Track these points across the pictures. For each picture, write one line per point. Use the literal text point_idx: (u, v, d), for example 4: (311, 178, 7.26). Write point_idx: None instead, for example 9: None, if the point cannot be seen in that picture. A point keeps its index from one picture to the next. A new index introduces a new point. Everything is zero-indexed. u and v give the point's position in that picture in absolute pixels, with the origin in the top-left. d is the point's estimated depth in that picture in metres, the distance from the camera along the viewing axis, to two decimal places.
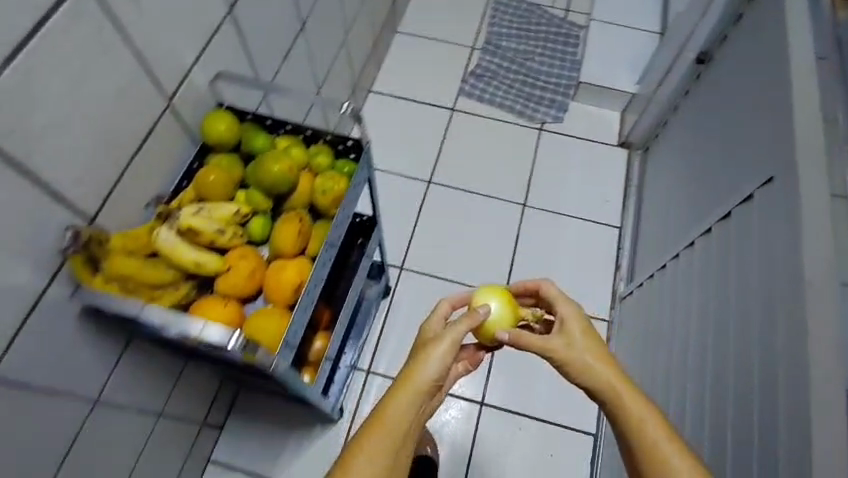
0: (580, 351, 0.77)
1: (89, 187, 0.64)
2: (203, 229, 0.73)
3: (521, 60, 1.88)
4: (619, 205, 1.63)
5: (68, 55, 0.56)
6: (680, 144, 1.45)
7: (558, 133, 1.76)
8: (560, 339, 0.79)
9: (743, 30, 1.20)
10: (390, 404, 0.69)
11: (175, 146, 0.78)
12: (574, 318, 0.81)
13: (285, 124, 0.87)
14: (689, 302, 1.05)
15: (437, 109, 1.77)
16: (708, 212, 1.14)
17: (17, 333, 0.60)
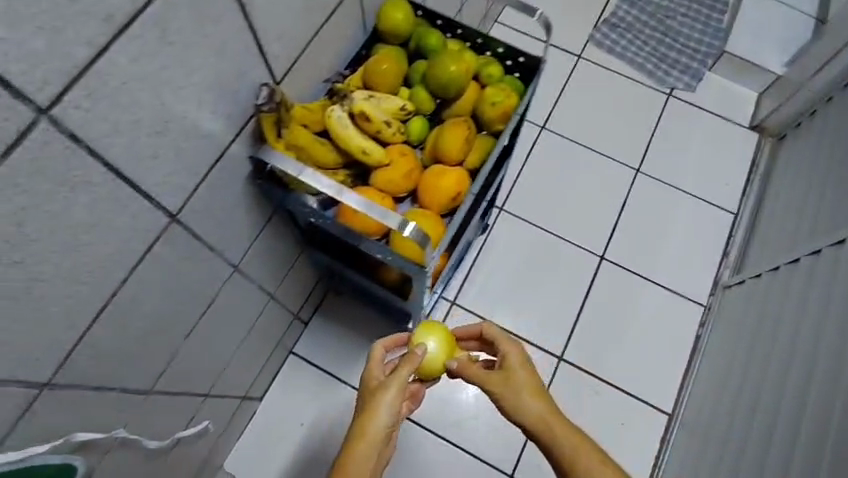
0: (522, 396, 0.76)
1: (283, 48, 0.61)
2: (373, 117, 0.70)
3: (662, 15, 1.70)
4: (739, 191, 1.52)
5: None
6: (831, 137, 1.29)
7: (688, 103, 1.62)
8: (504, 387, 0.77)
9: None
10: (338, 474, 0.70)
11: (351, 27, 0.75)
12: (511, 358, 0.79)
13: (457, 28, 0.82)
14: (824, 304, 0.97)
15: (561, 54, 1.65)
16: None
17: (201, 182, 0.59)
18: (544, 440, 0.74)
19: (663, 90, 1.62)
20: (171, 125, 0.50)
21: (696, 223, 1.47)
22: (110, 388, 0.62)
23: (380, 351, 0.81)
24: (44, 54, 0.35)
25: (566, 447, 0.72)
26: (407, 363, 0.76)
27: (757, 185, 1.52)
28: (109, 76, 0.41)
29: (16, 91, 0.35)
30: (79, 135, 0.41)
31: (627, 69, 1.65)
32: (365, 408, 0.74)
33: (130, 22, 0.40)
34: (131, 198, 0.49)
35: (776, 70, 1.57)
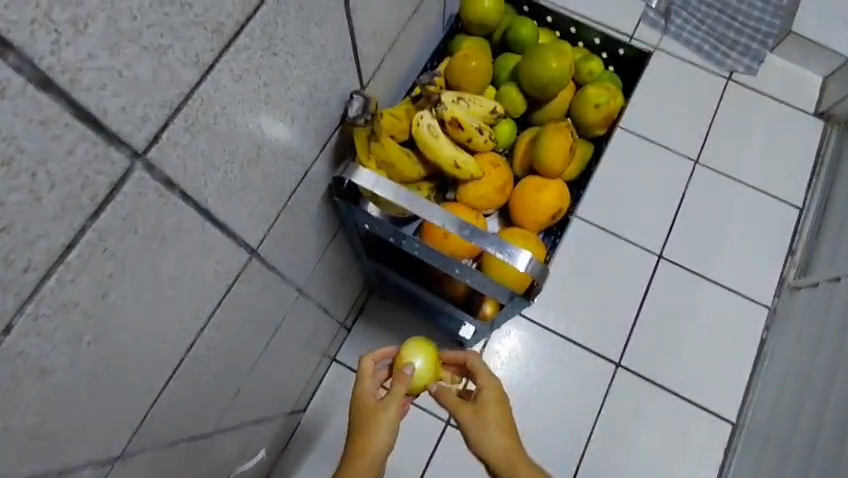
0: (494, 443, 0.64)
1: (372, 48, 0.52)
2: (465, 124, 0.61)
3: None
4: (805, 181, 1.40)
5: None
6: None
7: (749, 89, 1.45)
8: (479, 426, 0.65)
9: None
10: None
11: (432, 18, 0.65)
12: (493, 394, 0.68)
13: (548, 15, 0.71)
14: None
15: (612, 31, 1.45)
16: None
17: (282, 209, 0.50)
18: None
19: (723, 74, 1.45)
20: (264, 149, 0.42)
21: (761, 220, 1.35)
22: (177, 441, 0.54)
23: (372, 365, 0.68)
24: (148, 84, 0.27)
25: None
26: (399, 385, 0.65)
27: (824, 177, 1.38)
28: (210, 101, 0.32)
29: (113, 136, 0.26)
30: (175, 179, 0.32)
31: (684, 52, 1.47)
32: (361, 433, 0.63)
33: (237, 34, 0.32)
34: (218, 238, 0.41)
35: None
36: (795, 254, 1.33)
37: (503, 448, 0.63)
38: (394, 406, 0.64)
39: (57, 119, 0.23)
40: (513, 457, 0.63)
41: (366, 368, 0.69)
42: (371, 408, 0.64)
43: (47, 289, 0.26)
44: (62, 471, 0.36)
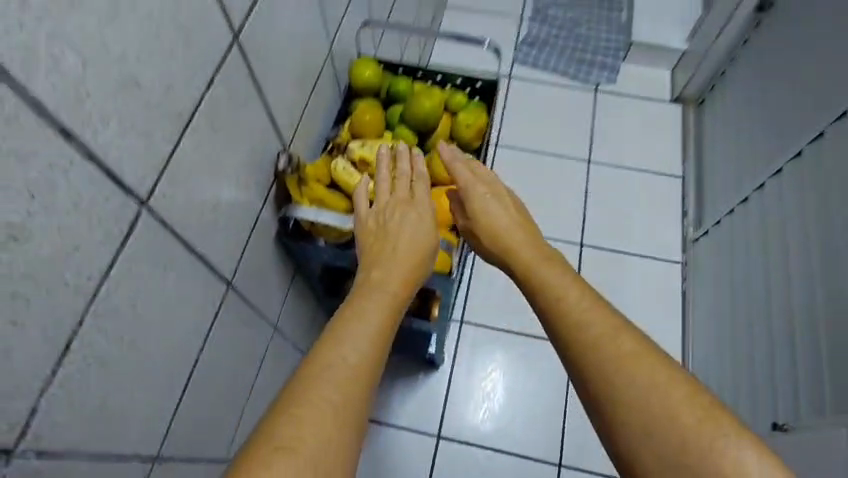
0: (523, 250, 0.67)
1: (288, 119, 0.71)
2: (372, 160, 0.78)
3: (572, 27, 1.94)
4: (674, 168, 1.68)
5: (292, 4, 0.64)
6: (737, 103, 1.49)
7: (545, 147, 1.69)
8: (503, 225, 0.70)
9: None
10: (358, 307, 0.54)
11: (329, 90, 0.85)
12: (489, 186, 0.73)
13: (416, 70, 0.94)
14: (766, 243, 1.15)
15: None
16: (775, 155, 1.22)
17: (244, 250, 0.66)
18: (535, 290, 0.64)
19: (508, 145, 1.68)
20: (220, 203, 0.58)
21: (657, 212, 1.60)
22: (197, 462, 0.65)
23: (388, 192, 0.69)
24: (144, 159, 0.43)
25: (603, 337, 0.56)
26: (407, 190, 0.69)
27: (691, 171, 1.65)
28: (181, 171, 0.49)
29: (128, 190, 0.42)
30: (166, 219, 0.48)
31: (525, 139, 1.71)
32: (396, 258, 0.62)
33: (197, 104, 0.50)
34: (201, 264, 0.56)
35: (684, 64, 1.79)
36: (686, 239, 1.55)
37: (522, 254, 0.67)
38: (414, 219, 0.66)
39: (105, 190, 0.39)
40: (540, 263, 0.65)
41: (361, 196, 0.67)
42: (386, 229, 0.66)
43: (105, 282, 0.42)
44: (120, 457, 0.49)
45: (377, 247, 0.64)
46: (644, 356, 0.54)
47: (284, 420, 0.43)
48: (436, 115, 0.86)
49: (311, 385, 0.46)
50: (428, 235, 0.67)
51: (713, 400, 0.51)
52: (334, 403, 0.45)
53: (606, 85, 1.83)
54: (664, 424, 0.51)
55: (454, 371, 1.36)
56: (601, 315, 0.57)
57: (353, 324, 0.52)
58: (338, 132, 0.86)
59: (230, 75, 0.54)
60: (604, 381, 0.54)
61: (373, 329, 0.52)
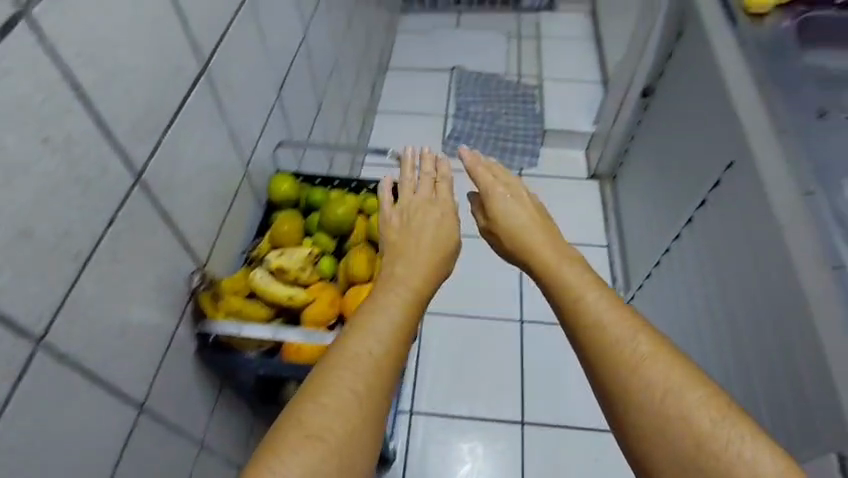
0: (545, 248, 0.82)
1: (202, 238, 0.77)
2: (289, 268, 0.84)
3: (492, 120, 2.15)
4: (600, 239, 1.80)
5: (195, 139, 0.72)
6: (640, 175, 1.64)
7: None
8: (522, 227, 0.88)
9: (676, 60, 1.41)
10: (387, 304, 0.68)
11: (248, 206, 0.92)
12: (512, 199, 0.91)
13: (333, 180, 1.02)
14: (680, 302, 1.24)
15: None
16: (673, 220, 1.33)
17: (157, 371, 0.68)
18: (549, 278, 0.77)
19: None
20: (128, 328, 0.61)
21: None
22: None
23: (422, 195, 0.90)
24: (35, 301, 0.47)
25: (620, 328, 0.66)
26: (434, 196, 0.90)
27: (616, 240, 1.77)
28: (79, 305, 0.53)
29: (18, 332, 0.45)
30: (63, 353, 0.51)
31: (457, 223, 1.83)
32: (418, 250, 0.80)
33: (97, 241, 0.54)
34: (106, 391, 0.58)
35: (594, 144, 1.97)
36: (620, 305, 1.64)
37: (544, 253, 0.82)
38: (437, 220, 0.86)
39: None
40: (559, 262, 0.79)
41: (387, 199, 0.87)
42: (408, 228, 0.85)
43: None
44: None
45: (405, 240, 0.83)
46: (660, 356, 0.62)
47: (320, 391, 0.58)
48: (350, 220, 0.93)
49: (341, 355, 0.61)
50: (446, 231, 0.86)
51: (729, 405, 0.59)
52: (360, 386, 0.59)
53: (529, 170, 1.99)
54: (673, 417, 0.58)
55: (407, 465, 1.33)
56: (619, 312, 0.68)
57: (377, 319, 0.66)
58: (259, 243, 0.91)
59: (131, 212, 0.60)
60: (614, 366, 0.64)
61: (396, 325, 0.66)
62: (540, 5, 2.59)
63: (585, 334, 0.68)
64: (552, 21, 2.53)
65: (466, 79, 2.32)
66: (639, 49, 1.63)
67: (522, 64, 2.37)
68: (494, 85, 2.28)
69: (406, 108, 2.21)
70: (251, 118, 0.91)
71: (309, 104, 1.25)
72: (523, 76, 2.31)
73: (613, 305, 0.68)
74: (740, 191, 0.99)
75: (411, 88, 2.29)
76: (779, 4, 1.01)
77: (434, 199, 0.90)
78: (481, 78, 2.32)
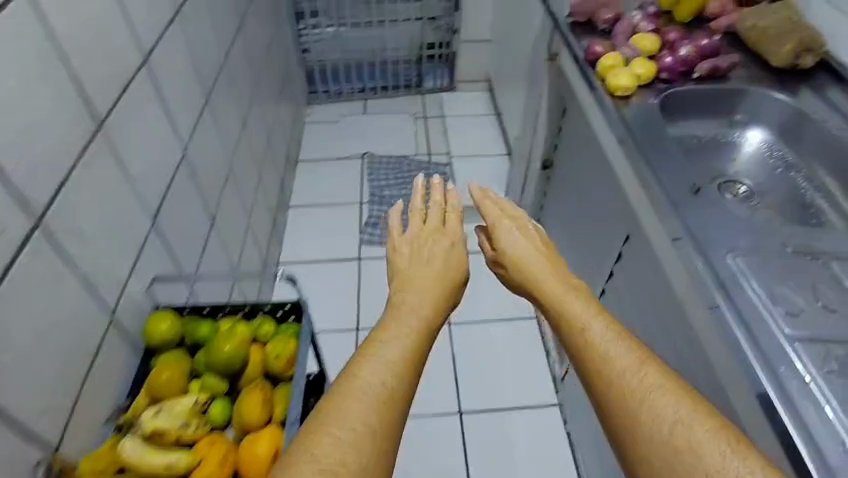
0: (551, 281, 0.78)
1: (50, 413, 0.66)
2: (165, 428, 0.73)
3: (407, 202, 2.15)
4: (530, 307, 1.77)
5: (29, 304, 0.63)
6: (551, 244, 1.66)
7: None
8: (526, 259, 0.83)
9: (565, 134, 1.47)
10: (398, 329, 0.62)
11: (120, 356, 0.82)
12: (523, 232, 0.88)
13: (223, 307, 0.94)
14: None
15: (339, 298, 1.81)
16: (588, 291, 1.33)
17: None
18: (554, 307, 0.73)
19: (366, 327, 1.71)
20: None
21: (524, 357, 1.64)
22: None
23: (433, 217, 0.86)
24: None
25: (630, 356, 0.61)
26: (445, 221, 0.86)
27: None
28: None
29: None
30: None
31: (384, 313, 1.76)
32: (427, 275, 0.75)
33: None
34: None
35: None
36: (555, 379, 1.58)
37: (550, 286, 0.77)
38: (445, 245, 0.82)
39: None
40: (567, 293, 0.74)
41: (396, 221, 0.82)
42: (419, 252, 0.80)
43: None
44: None
45: (414, 263, 0.78)
46: (674, 386, 0.57)
47: (327, 421, 0.52)
48: (241, 354, 0.84)
49: (346, 387, 0.55)
50: (455, 259, 0.80)
51: (745, 444, 0.51)
52: (373, 416, 0.52)
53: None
54: (681, 451, 0.52)
55: None
56: (629, 343, 0.63)
57: (384, 346, 0.60)
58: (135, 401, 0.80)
59: None
60: (622, 394, 0.58)
61: (404, 354, 0.59)
62: (440, 86, 2.70)
63: (591, 364, 0.62)
64: (454, 100, 2.63)
65: (378, 162, 2.34)
66: (532, 124, 1.69)
67: (430, 143, 2.42)
68: (406, 166, 2.31)
69: (319, 200, 2.17)
70: (115, 257, 0.82)
71: (198, 220, 1.18)
72: (433, 154, 2.36)
73: (615, 336, 0.63)
74: (639, 263, 1.00)
75: (322, 178, 2.27)
76: (640, 84, 1.06)
77: (445, 225, 0.85)
78: (393, 160, 2.35)
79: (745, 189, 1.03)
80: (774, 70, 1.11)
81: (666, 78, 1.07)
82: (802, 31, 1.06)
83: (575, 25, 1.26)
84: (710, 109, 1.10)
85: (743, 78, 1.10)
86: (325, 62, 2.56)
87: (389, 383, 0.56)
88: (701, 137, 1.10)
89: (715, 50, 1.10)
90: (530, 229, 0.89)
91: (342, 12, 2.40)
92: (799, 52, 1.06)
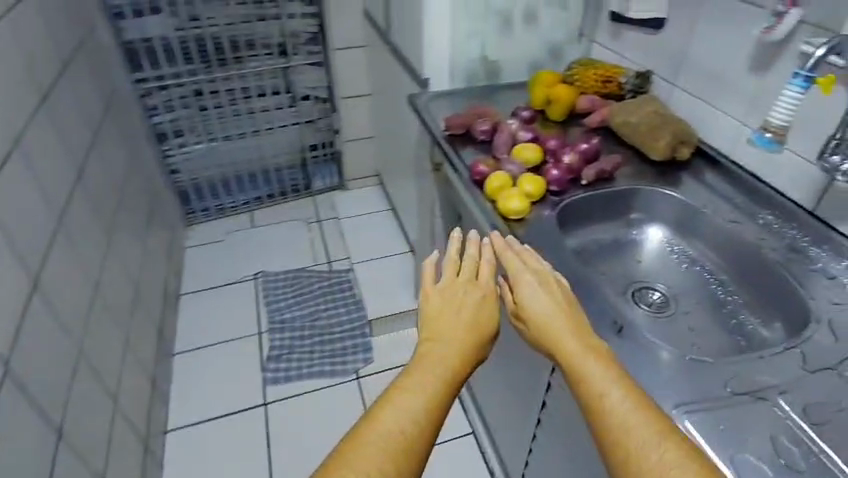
0: (564, 334, 0.72)
1: None
2: None
3: (311, 322, 1.95)
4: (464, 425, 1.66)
5: None
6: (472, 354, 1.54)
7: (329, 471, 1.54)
8: (540, 310, 0.76)
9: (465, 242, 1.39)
10: (411, 387, 0.66)
11: None
12: (541, 279, 0.80)
13: None
14: None
15: (248, 462, 1.53)
16: (522, 415, 1.20)
17: None
18: (569, 363, 0.68)
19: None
20: None
21: None
22: None
23: (459, 264, 0.85)
24: None
25: (642, 417, 0.58)
26: (474, 270, 0.84)
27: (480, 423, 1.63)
28: None
29: None
30: None
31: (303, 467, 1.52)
32: (448, 328, 0.76)
33: None
34: None
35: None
36: None
37: (564, 338, 0.71)
38: (475, 294, 0.81)
39: None
40: (582, 349, 0.69)
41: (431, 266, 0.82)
42: (449, 301, 0.80)
43: None
44: None
45: (440, 311, 0.79)
46: (678, 450, 0.55)
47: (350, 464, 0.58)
48: None
49: (365, 439, 0.59)
50: (480, 314, 0.79)
51: None
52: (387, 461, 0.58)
53: (365, 369, 1.79)
54: None
55: None
56: (641, 405, 0.59)
57: (399, 402, 0.64)
58: None
59: None
60: (623, 460, 0.56)
61: (416, 408, 0.63)
62: (330, 185, 2.59)
63: (598, 423, 0.60)
64: (346, 198, 2.53)
65: (274, 280, 2.15)
66: (430, 229, 1.61)
67: (328, 251, 2.27)
68: (306, 280, 2.13)
69: (210, 340, 1.91)
70: None
71: (30, 448, 0.91)
72: (333, 261, 2.21)
73: (630, 403, 0.59)
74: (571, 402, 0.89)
75: (211, 313, 2.02)
76: (532, 201, 0.99)
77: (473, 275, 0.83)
78: (290, 275, 2.17)
79: (660, 294, 0.96)
80: (655, 163, 1.10)
81: (557, 190, 1.02)
82: (672, 124, 1.07)
83: (453, 138, 1.20)
84: (604, 211, 1.06)
85: (628, 176, 1.08)
86: (200, 181, 2.36)
87: (407, 431, 0.60)
88: (601, 243, 1.05)
89: (596, 153, 1.07)
90: (551, 281, 0.80)
91: (211, 128, 2.24)
92: (676, 144, 1.06)
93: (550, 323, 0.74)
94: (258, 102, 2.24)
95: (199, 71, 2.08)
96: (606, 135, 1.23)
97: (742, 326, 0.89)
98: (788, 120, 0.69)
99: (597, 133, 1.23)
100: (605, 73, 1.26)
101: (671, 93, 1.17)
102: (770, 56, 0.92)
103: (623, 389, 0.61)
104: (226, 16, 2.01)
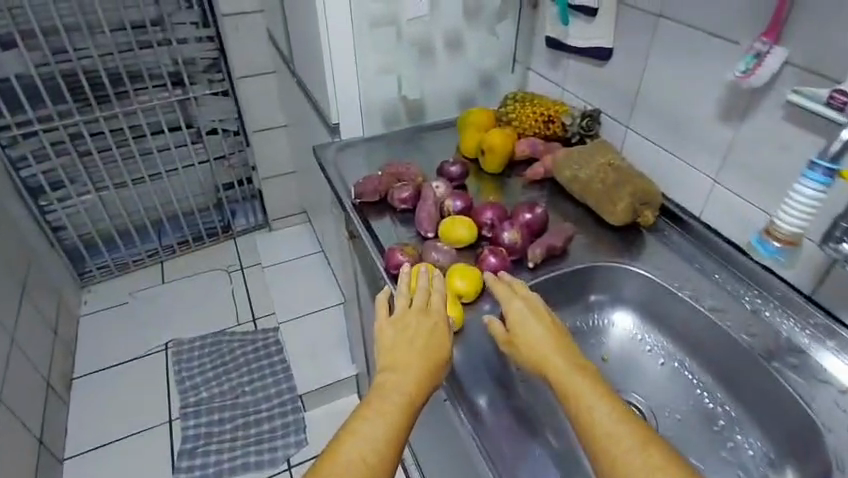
0: (551, 353, 0.63)
1: None
2: None
3: (232, 400, 1.67)
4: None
5: None
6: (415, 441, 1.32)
7: None
8: (529, 331, 0.66)
9: None
10: (367, 423, 0.56)
11: None
12: (526, 298, 0.70)
13: None
14: None
15: None
16: None
17: None
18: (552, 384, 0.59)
19: None
20: None
21: None
22: None
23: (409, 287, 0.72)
24: None
25: (636, 439, 0.51)
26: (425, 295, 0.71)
27: None
28: None
29: None
30: None
31: None
32: (401, 356, 0.63)
33: None
34: None
35: (362, 388, 1.60)
36: None
37: (552, 358, 0.62)
38: (428, 319, 0.67)
39: None
40: (573, 366, 0.60)
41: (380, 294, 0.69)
42: (401, 325, 0.67)
43: None
44: None
45: (391, 337, 0.65)
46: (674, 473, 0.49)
47: None
48: None
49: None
50: (440, 336, 0.66)
51: None
52: None
53: (299, 455, 1.54)
54: None
55: None
56: (634, 425, 0.53)
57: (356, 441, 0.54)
58: None
59: None
60: None
61: (376, 448, 0.54)
62: (254, 224, 2.31)
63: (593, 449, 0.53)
64: (269, 240, 2.20)
65: (188, 348, 1.85)
66: (357, 295, 1.37)
67: (252, 307, 1.99)
68: (227, 346, 1.84)
69: (108, 436, 1.60)
70: None
71: None
72: (258, 319, 1.94)
73: (624, 422, 0.52)
74: None
75: (111, 398, 1.70)
76: (465, 301, 0.78)
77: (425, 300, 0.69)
78: (207, 340, 1.87)
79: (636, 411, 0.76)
80: (612, 228, 0.90)
81: None
82: (632, 182, 0.87)
83: (367, 207, 0.96)
84: (558, 298, 0.85)
85: (583, 250, 0.87)
86: (92, 234, 2.02)
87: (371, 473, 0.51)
88: None
89: (543, 224, 0.86)
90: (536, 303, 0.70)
91: (98, 175, 1.91)
92: (638, 206, 0.86)
93: (540, 343, 0.64)
94: (153, 140, 1.93)
95: (72, 111, 1.74)
96: (552, 188, 1.02)
97: (739, 454, 0.70)
98: (800, 226, 0.54)
99: (540, 186, 1.03)
100: (547, 111, 1.04)
101: (624, 136, 0.97)
102: (743, 102, 0.74)
103: (614, 408, 0.55)
104: (99, 46, 1.70)
